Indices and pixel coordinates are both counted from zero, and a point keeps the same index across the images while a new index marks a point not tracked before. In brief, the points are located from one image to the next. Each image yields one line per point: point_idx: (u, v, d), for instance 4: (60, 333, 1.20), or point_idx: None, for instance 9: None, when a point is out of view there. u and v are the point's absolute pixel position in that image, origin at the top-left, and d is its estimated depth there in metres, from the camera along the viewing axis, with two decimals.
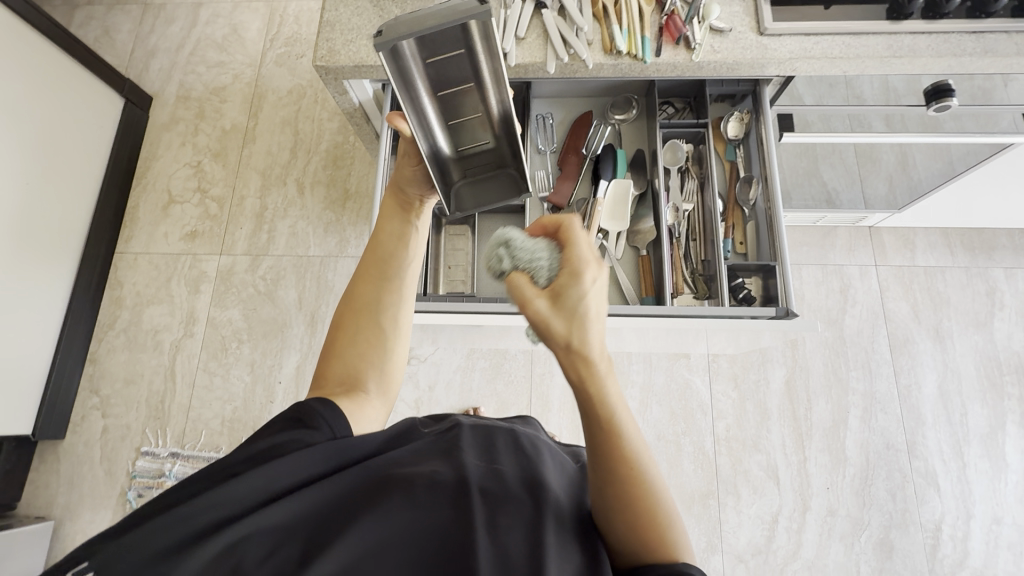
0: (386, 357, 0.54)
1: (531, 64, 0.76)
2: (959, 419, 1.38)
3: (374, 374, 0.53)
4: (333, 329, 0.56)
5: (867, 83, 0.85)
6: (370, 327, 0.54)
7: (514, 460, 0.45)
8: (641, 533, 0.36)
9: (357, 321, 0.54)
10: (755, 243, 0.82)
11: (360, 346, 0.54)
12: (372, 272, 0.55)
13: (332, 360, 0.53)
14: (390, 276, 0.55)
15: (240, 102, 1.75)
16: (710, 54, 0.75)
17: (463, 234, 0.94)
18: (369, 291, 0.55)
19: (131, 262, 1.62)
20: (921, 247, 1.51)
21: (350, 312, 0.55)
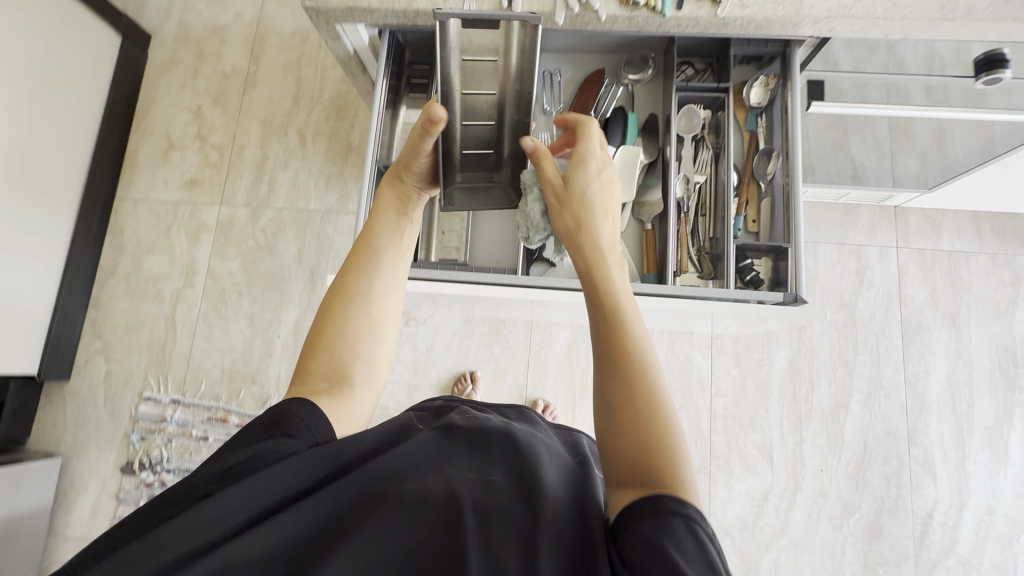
0: (375, 351, 0.51)
1: (538, 13, 0.69)
2: (965, 410, 1.35)
3: (362, 368, 0.50)
4: (315, 320, 0.51)
5: (911, 49, 0.77)
6: (359, 317, 0.51)
7: (510, 464, 0.42)
8: (640, 438, 0.35)
9: (347, 309, 0.50)
10: (768, 221, 0.77)
11: (350, 338, 0.50)
12: (362, 259, 0.53)
13: (317, 353, 0.49)
14: (381, 267, 0.53)
15: (240, 44, 1.67)
16: (738, 8, 0.68)
17: None
18: (360, 280, 0.52)
19: (131, 209, 1.60)
20: (948, 229, 1.43)
21: (338, 298, 0.51)
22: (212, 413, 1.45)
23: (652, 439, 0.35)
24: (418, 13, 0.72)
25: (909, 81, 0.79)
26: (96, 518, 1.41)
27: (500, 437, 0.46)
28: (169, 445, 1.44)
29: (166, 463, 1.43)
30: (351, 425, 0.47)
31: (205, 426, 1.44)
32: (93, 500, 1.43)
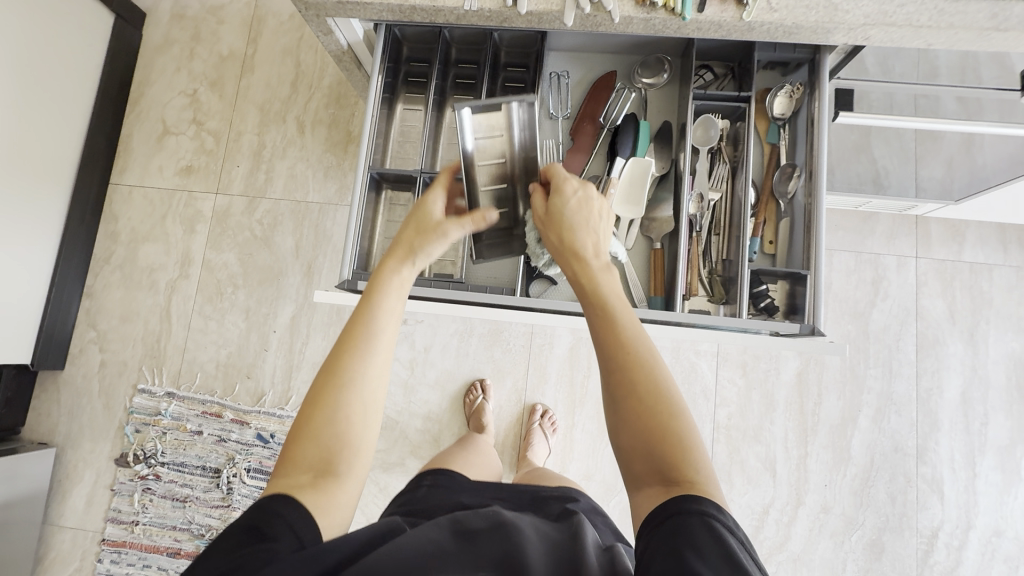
0: (362, 438, 0.49)
1: (546, 13, 0.63)
2: (978, 429, 1.31)
3: (348, 456, 0.47)
4: (301, 407, 0.49)
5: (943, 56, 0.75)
6: (348, 398, 0.49)
7: (499, 551, 0.43)
8: (661, 442, 0.43)
9: (337, 394, 0.48)
10: (787, 243, 0.72)
11: (337, 426, 0.48)
12: (350, 340, 0.51)
13: (301, 442, 0.47)
14: (373, 346, 0.51)
15: (238, 25, 1.60)
16: (766, 12, 0.61)
17: None
18: (350, 362, 0.50)
19: (126, 196, 1.56)
20: (970, 240, 1.37)
21: (326, 382, 0.49)
22: (207, 408, 1.43)
23: (660, 428, 0.44)
24: (414, 9, 0.66)
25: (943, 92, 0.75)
26: (92, 508, 1.42)
27: (486, 523, 0.47)
28: (163, 438, 1.43)
29: (160, 456, 1.42)
30: (335, 519, 0.45)
31: (200, 420, 1.43)
32: (89, 491, 1.43)
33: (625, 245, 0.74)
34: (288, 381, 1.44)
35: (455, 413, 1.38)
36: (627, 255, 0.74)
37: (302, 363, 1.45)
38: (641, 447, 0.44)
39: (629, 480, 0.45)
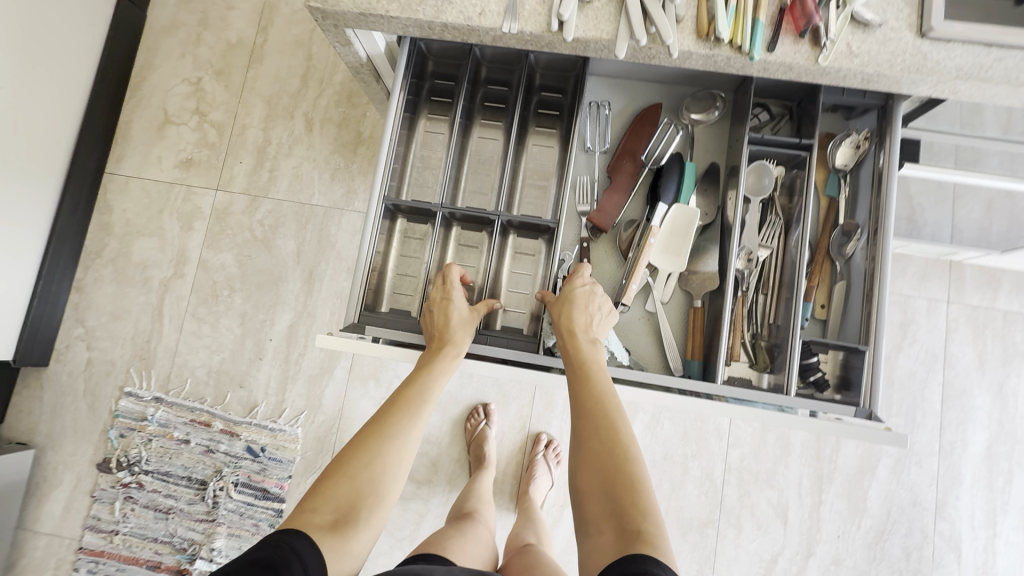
0: (387, 490, 0.60)
1: (595, 42, 0.56)
2: (1001, 486, 1.25)
3: (370, 503, 0.58)
4: (341, 455, 0.62)
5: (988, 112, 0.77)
6: (380, 449, 0.61)
7: None
8: (623, 496, 0.52)
9: (379, 444, 0.62)
10: (840, 310, 0.65)
11: (373, 471, 0.60)
12: (398, 406, 0.65)
13: (339, 480, 0.58)
14: (411, 412, 0.64)
15: (249, 12, 1.52)
16: (846, 57, 0.54)
17: (477, 247, 0.75)
18: (395, 425, 0.63)
19: (122, 187, 1.48)
20: (1005, 287, 1.31)
21: (370, 437, 0.62)
22: (196, 416, 1.37)
23: (615, 471, 0.54)
24: (446, 27, 0.58)
25: (987, 147, 0.77)
26: (70, 514, 1.36)
27: None
28: (148, 445, 1.37)
29: (144, 464, 1.36)
30: (344, 563, 0.54)
31: (188, 428, 1.37)
32: (68, 496, 1.36)
33: (662, 298, 0.68)
34: (282, 394, 1.37)
35: (455, 437, 1.32)
36: (662, 309, 0.68)
37: (298, 374, 1.38)
38: (602, 494, 0.53)
39: (581, 526, 0.53)
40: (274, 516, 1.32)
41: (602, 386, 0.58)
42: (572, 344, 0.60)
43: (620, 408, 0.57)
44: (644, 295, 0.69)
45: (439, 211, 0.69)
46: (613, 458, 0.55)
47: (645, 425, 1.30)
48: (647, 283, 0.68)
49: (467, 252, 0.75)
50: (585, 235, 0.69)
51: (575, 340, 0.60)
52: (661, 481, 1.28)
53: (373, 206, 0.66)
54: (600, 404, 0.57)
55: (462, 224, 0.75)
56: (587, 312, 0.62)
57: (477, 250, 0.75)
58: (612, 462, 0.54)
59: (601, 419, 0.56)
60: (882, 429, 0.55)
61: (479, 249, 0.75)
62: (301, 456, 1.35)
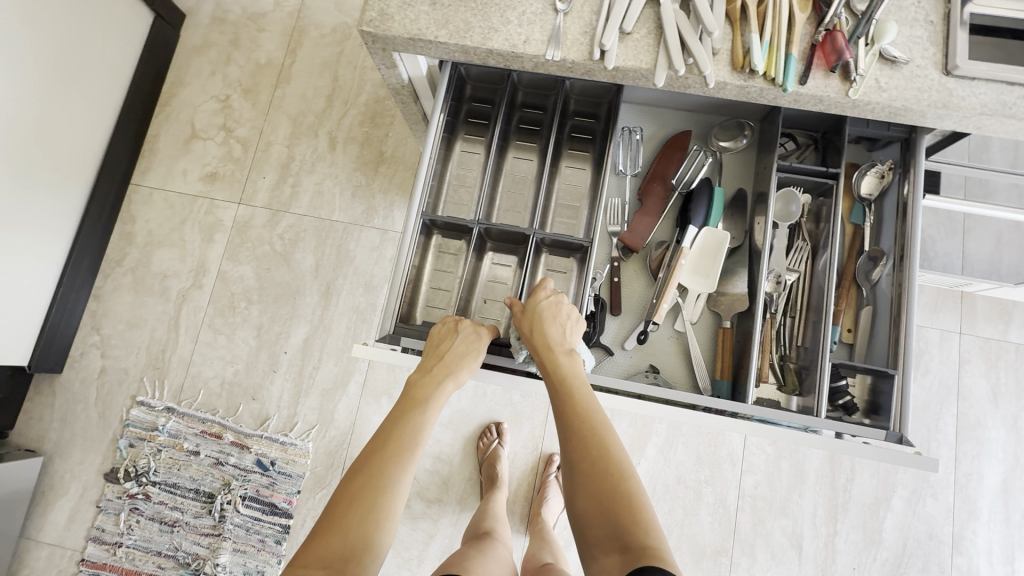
0: (382, 541, 0.55)
1: (634, 70, 0.59)
2: (1018, 521, 1.24)
3: (364, 558, 0.53)
4: (329, 508, 0.56)
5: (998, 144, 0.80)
6: (373, 497, 0.57)
7: None
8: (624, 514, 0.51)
9: (374, 496, 0.56)
10: (867, 334, 0.67)
11: (367, 521, 0.55)
12: (388, 449, 0.60)
13: (331, 534, 0.54)
14: (403, 452, 0.60)
15: (279, 34, 1.57)
16: (874, 91, 0.57)
17: (510, 266, 0.77)
18: (387, 469, 0.58)
19: (146, 198, 1.51)
20: (1017, 320, 1.32)
21: (359, 483, 0.58)
22: (207, 427, 1.37)
23: (612, 487, 0.52)
24: (491, 53, 0.61)
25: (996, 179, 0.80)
26: (74, 525, 1.34)
27: None
28: (157, 456, 1.36)
29: (152, 475, 1.35)
30: None
31: (198, 440, 1.36)
32: (73, 506, 1.35)
33: (690, 318, 0.69)
34: (294, 407, 1.37)
35: (467, 456, 1.31)
36: (691, 329, 0.69)
37: (311, 389, 1.38)
38: (601, 513, 0.51)
39: (584, 550, 0.51)
40: (280, 532, 1.30)
41: (586, 402, 0.57)
42: (552, 360, 0.60)
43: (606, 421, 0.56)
44: (673, 314, 0.70)
45: (476, 226, 0.70)
46: (606, 476, 0.53)
47: (659, 449, 1.29)
48: (677, 303, 0.69)
49: (499, 269, 0.77)
50: (615, 254, 0.71)
51: (552, 355, 0.61)
52: (675, 507, 1.26)
53: (410, 222, 0.67)
54: (588, 422, 0.56)
55: (496, 243, 0.77)
56: (558, 324, 0.63)
57: (509, 267, 0.77)
58: (606, 481, 0.53)
59: (590, 436, 0.55)
60: (912, 453, 0.56)
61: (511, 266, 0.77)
62: (311, 471, 1.34)
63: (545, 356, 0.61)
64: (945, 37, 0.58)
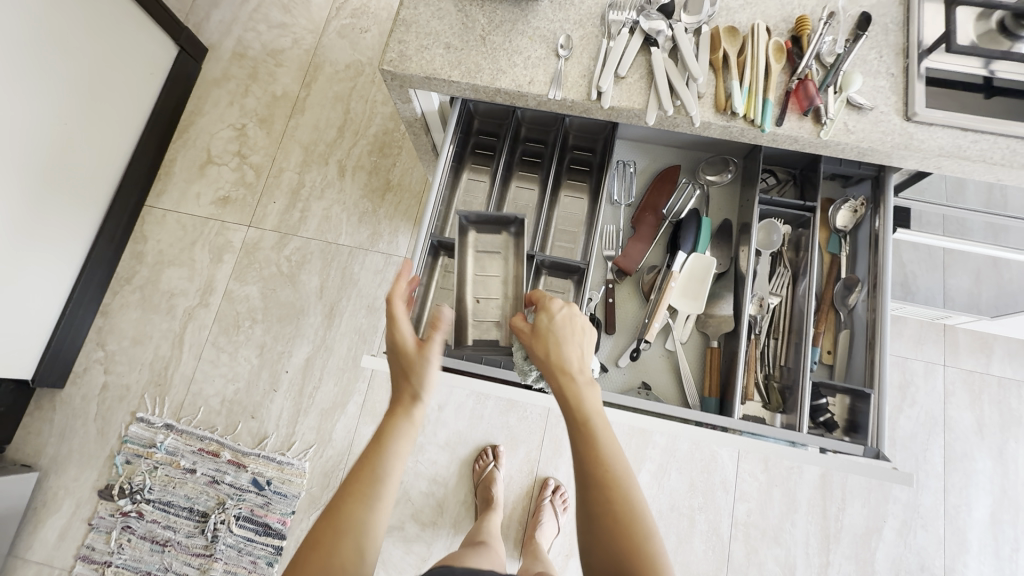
0: None
1: (628, 110, 0.65)
2: (1008, 554, 1.25)
3: None
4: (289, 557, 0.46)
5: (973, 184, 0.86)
6: (343, 545, 0.46)
7: None
8: None
9: (338, 543, 0.46)
10: (846, 355, 0.71)
11: (333, 574, 0.45)
12: (360, 486, 0.50)
13: None
14: (379, 491, 0.50)
15: (295, 69, 1.66)
16: (844, 133, 0.63)
17: (496, 254, 0.76)
18: (359, 511, 0.48)
19: (158, 219, 1.56)
20: (998, 353, 1.36)
21: (326, 528, 0.47)
22: (204, 445, 1.38)
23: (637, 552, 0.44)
24: (498, 91, 0.67)
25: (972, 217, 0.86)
26: (63, 543, 1.33)
27: None
28: (153, 473, 1.36)
29: (147, 493, 1.35)
30: None
31: (195, 458, 1.37)
32: (64, 523, 1.34)
33: (680, 339, 0.73)
34: (293, 426, 1.39)
35: (463, 478, 1.32)
36: (681, 348, 0.73)
37: (310, 408, 1.40)
38: None
39: None
40: (272, 554, 1.30)
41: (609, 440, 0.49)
42: (571, 387, 0.52)
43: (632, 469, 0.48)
44: (664, 335, 0.75)
45: (458, 216, 0.73)
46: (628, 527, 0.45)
47: (653, 475, 1.31)
48: (667, 324, 0.74)
49: (492, 258, 0.75)
50: (610, 277, 0.76)
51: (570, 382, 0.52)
52: (669, 534, 1.27)
53: (416, 251, 0.72)
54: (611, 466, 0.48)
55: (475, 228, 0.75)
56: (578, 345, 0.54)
57: (497, 256, 0.75)
58: (628, 534, 0.45)
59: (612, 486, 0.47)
60: (889, 467, 0.59)
61: (503, 254, 0.76)
62: (306, 491, 1.34)
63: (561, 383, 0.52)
64: (906, 86, 0.65)
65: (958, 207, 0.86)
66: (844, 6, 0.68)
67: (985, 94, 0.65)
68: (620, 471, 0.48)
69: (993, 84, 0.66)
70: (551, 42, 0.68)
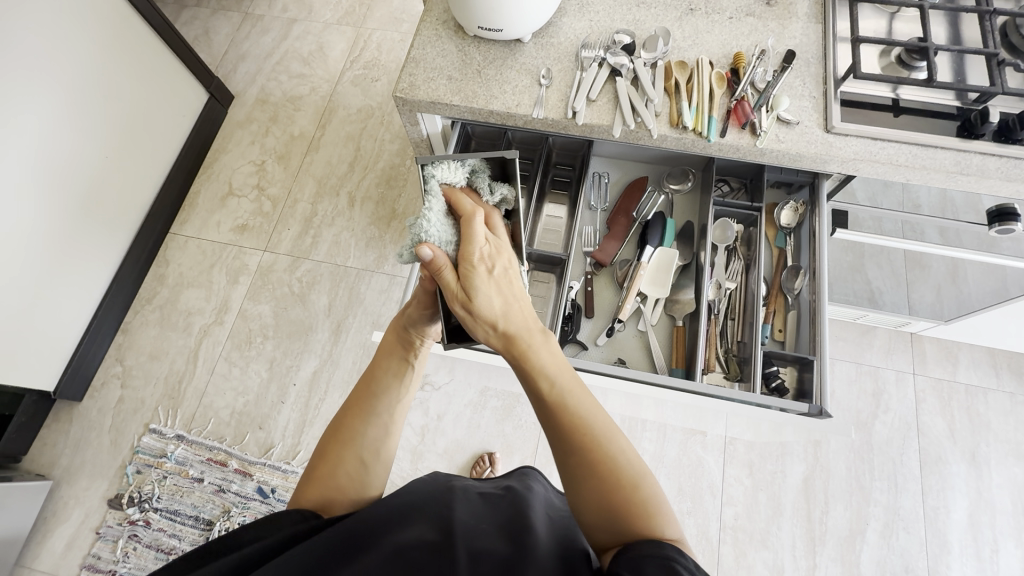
0: (362, 489, 0.58)
1: (598, 125, 0.79)
2: (987, 555, 1.29)
3: (346, 503, 0.57)
4: (315, 458, 0.59)
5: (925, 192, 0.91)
6: (351, 456, 0.59)
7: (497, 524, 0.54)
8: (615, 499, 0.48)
9: (343, 452, 0.59)
10: (794, 332, 0.83)
11: (349, 471, 0.58)
12: (363, 405, 0.62)
13: (308, 487, 0.56)
14: (375, 409, 0.62)
15: (312, 113, 1.84)
16: (774, 142, 0.77)
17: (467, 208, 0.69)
18: (358, 424, 0.61)
19: (181, 245, 1.69)
20: (964, 361, 1.46)
21: (336, 441, 0.60)
22: (213, 454, 1.44)
23: (608, 481, 0.49)
24: (491, 112, 0.81)
25: (925, 221, 0.92)
26: (70, 552, 1.36)
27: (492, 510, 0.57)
28: (162, 482, 1.42)
29: (155, 501, 1.40)
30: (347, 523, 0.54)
31: (203, 467, 1.43)
32: (72, 532, 1.38)
33: (650, 320, 0.85)
34: (298, 436, 1.45)
35: None
36: (652, 329, 0.85)
37: (315, 419, 1.47)
38: (598, 506, 0.49)
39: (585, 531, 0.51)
40: None
41: (572, 397, 0.53)
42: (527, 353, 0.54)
43: (591, 411, 0.52)
44: (636, 318, 0.87)
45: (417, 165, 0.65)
46: (603, 471, 0.50)
47: None
48: (638, 308, 0.86)
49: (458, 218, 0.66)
50: (589, 269, 0.89)
51: (522, 350, 0.55)
52: None
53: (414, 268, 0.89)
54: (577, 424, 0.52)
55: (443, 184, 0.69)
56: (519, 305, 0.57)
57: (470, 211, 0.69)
58: (603, 473, 0.50)
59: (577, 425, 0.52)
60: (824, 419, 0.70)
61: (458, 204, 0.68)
62: None
63: (515, 353, 0.55)
64: (825, 105, 0.79)
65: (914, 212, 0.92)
66: (772, 44, 0.84)
67: (893, 113, 0.78)
68: (588, 422, 0.52)
69: (900, 104, 0.78)
70: (535, 74, 0.83)
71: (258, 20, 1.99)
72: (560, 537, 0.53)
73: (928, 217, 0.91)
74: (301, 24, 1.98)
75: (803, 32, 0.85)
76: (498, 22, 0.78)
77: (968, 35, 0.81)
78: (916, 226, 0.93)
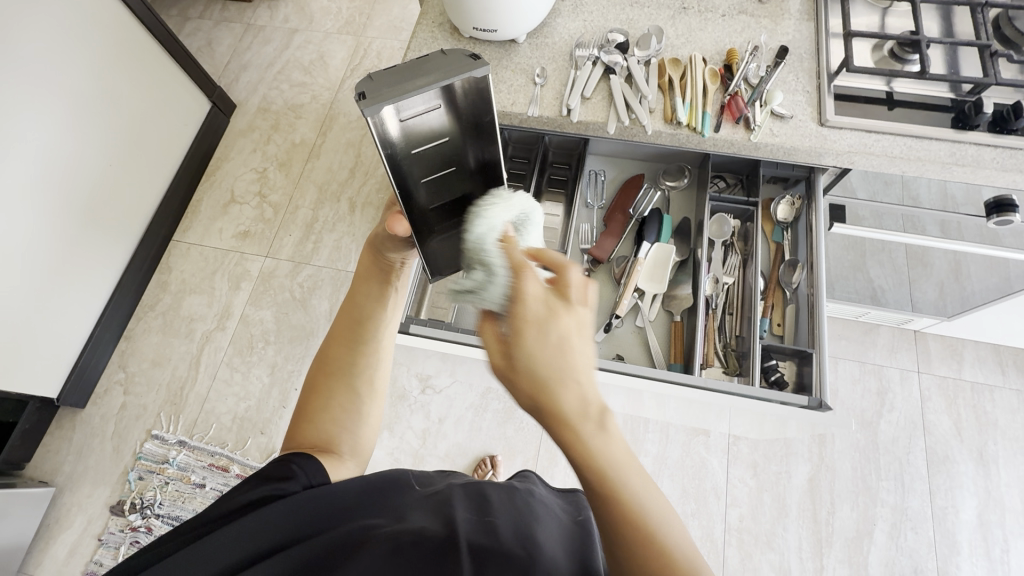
0: (355, 429, 0.57)
1: (593, 123, 0.80)
2: (998, 556, 1.27)
3: (343, 446, 0.56)
4: (307, 395, 0.59)
5: (924, 187, 0.89)
6: (345, 390, 0.58)
7: (501, 516, 0.49)
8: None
9: (334, 385, 0.58)
10: (793, 326, 0.83)
11: (343, 401, 0.57)
12: (346, 332, 0.61)
13: (304, 424, 0.56)
14: (361, 336, 0.60)
15: (313, 120, 1.86)
16: (768, 136, 0.77)
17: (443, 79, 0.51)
18: (346, 350, 0.60)
19: (183, 252, 1.70)
20: (969, 359, 1.44)
21: (326, 375, 0.59)
22: (214, 460, 1.44)
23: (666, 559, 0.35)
24: None
25: (926, 213, 0.92)
26: (72, 559, 1.36)
27: (492, 500, 0.52)
28: (164, 488, 1.42)
29: (157, 508, 1.40)
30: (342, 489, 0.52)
31: (205, 472, 1.43)
32: (74, 539, 1.38)
33: (648, 316, 0.86)
34: None
35: None
36: (650, 325, 0.85)
37: None
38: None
39: None
40: None
41: (628, 487, 0.36)
42: (571, 435, 0.36)
43: (634, 479, 0.37)
44: (634, 314, 0.87)
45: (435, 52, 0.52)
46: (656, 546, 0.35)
47: None
48: (636, 304, 0.87)
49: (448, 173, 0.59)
50: (586, 265, 0.90)
51: (568, 429, 0.36)
52: None
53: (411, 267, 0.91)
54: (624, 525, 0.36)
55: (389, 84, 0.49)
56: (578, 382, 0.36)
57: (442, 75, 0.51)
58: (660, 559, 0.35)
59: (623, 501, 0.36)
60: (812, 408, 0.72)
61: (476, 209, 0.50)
62: None
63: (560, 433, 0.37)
64: (819, 100, 0.79)
65: (914, 206, 0.92)
66: (765, 40, 0.85)
67: (888, 106, 0.78)
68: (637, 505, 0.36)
69: (894, 97, 0.78)
70: (530, 73, 0.83)
71: (260, 31, 2.02)
72: (567, 543, 0.49)
73: (929, 210, 0.90)
74: (302, 34, 2.01)
75: (796, 29, 0.85)
76: (492, 23, 0.78)
77: (961, 29, 0.81)
78: (916, 220, 0.92)
